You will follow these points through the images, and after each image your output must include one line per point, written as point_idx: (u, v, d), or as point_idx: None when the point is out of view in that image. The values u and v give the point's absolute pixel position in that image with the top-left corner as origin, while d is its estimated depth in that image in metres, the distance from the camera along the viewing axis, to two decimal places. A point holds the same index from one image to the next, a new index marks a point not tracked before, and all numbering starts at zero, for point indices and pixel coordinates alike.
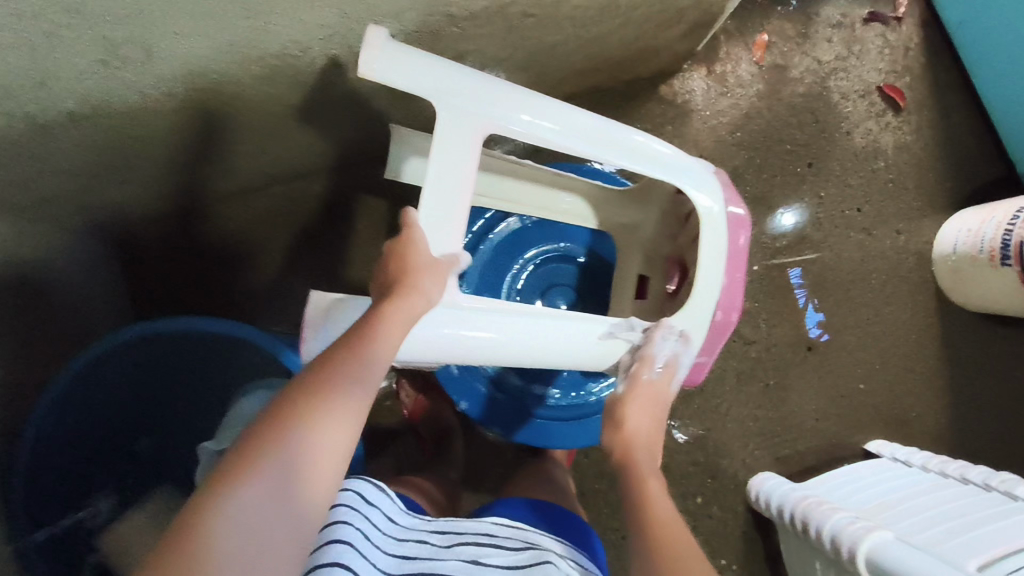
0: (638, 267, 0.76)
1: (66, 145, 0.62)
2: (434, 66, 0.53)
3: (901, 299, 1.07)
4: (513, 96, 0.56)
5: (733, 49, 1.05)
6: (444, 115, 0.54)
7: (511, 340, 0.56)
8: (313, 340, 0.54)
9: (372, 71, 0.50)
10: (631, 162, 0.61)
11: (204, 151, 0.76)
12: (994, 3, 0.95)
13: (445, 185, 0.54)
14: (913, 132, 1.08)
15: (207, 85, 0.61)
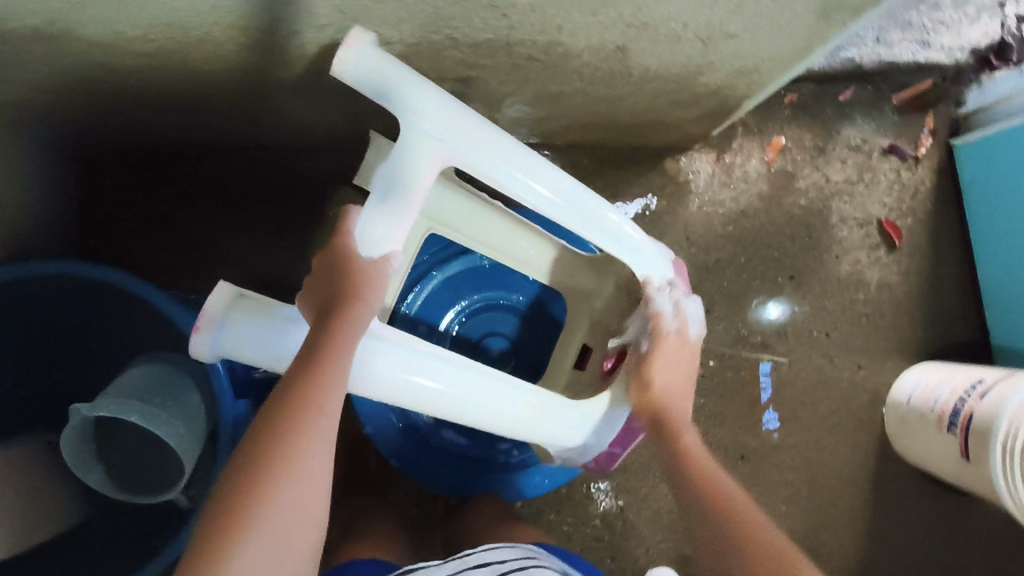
0: (584, 336, 0.75)
1: (29, 58, 0.59)
2: (411, 83, 0.52)
3: (845, 433, 1.04)
4: (483, 134, 0.55)
5: (747, 144, 1.04)
6: (408, 135, 0.53)
7: (450, 397, 0.54)
8: (206, 337, 0.51)
9: (342, 68, 0.49)
10: (587, 230, 0.60)
11: (182, 97, 0.73)
12: (1014, 172, 0.94)
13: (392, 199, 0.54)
14: (901, 273, 1.06)
15: (187, 39, 0.58)
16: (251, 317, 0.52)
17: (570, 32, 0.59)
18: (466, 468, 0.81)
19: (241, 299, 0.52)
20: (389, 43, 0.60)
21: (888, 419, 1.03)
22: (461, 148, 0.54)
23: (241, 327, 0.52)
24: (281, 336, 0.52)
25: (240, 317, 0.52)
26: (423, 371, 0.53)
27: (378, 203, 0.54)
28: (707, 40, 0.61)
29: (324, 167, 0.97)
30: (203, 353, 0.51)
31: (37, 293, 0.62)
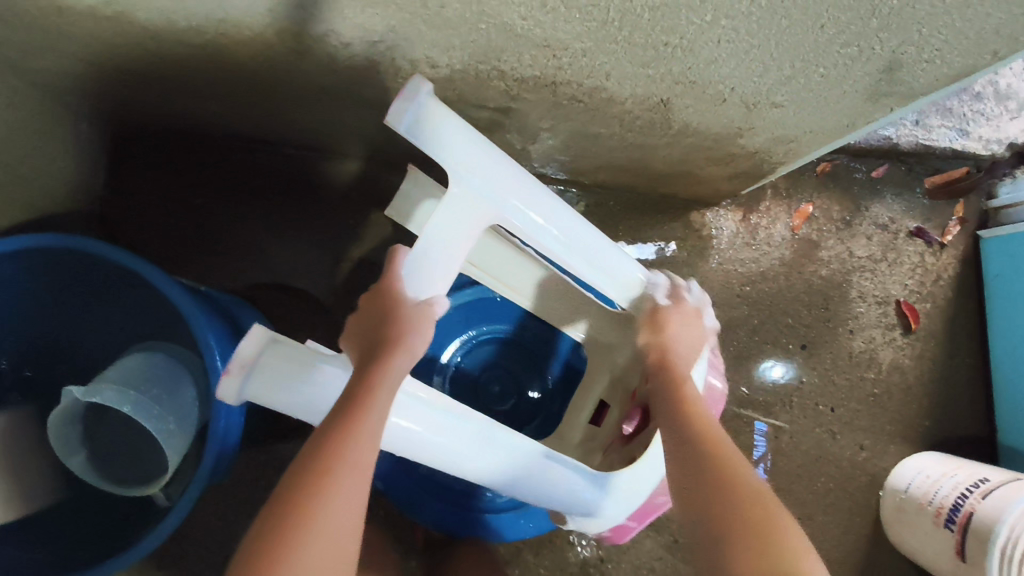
0: (602, 392, 0.73)
1: (81, 31, 0.60)
2: (464, 140, 0.54)
3: (838, 513, 1.02)
4: (531, 195, 0.57)
5: (775, 208, 1.04)
6: (456, 189, 0.55)
7: (437, 443, 0.54)
8: (235, 382, 0.51)
9: (400, 120, 0.50)
10: (620, 292, 0.64)
11: (220, 87, 0.73)
12: None
13: (439, 249, 0.56)
14: (913, 358, 1.05)
15: (238, 37, 0.59)
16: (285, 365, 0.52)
17: (616, 80, 0.58)
18: (451, 502, 0.79)
19: (276, 345, 0.52)
20: (437, 65, 0.60)
21: (883, 504, 1.00)
22: (506, 207, 0.56)
23: (273, 374, 0.52)
24: (313, 386, 0.52)
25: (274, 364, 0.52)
26: (406, 414, 0.53)
27: (425, 251, 0.56)
28: (751, 105, 0.61)
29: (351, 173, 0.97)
30: (231, 397, 0.51)
31: (51, 262, 0.61)
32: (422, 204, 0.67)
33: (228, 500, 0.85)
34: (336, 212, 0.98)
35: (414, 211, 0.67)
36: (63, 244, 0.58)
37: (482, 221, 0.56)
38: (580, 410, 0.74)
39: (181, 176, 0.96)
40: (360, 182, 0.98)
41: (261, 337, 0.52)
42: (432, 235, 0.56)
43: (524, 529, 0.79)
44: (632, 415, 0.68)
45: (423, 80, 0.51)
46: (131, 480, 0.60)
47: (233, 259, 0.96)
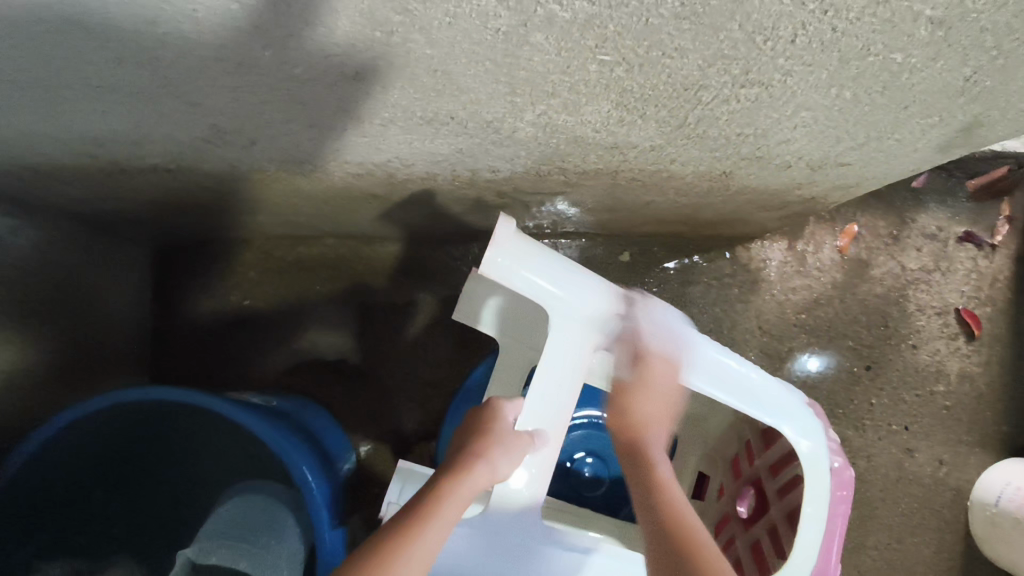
0: (698, 463, 0.73)
1: (139, 182, 0.60)
2: (553, 269, 0.55)
3: (928, 533, 1.00)
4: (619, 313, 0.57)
5: (820, 232, 1.02)
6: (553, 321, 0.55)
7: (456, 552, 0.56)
8: None
9: (492, 266, 0.53)
10: (736, 397, 0.58)
11: (267, 203, 0.73)
12: None
13: (550, 381, 0.55)
14: (981, 364, 1.03)
15: (297, 171, 0.59)
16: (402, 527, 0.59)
17: (681, 164, 0.58)
18: None
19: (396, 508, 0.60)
20: (498, 170, 0.59)
21: (974, 519, 0.98)
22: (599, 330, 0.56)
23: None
24: None
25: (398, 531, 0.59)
26: None
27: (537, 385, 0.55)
28: (817, 166, 0.60)
29: (396, 257, 0.97)
30: None
31: (140, 409, 0.61)
32: (490, 302, 0.67)
33: None
34: (384, 296, 0.97)
35: (482, 311, 0.67)
36: (153, 396, 0.58)
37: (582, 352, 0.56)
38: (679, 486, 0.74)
39: (226, 282, 0.95)
40: (405, 265, 0.98)
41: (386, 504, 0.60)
42: (543, 369, 0.55)
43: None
44: (745, 495, 0.67)
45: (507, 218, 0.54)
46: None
47: (288, 355, 0.96)
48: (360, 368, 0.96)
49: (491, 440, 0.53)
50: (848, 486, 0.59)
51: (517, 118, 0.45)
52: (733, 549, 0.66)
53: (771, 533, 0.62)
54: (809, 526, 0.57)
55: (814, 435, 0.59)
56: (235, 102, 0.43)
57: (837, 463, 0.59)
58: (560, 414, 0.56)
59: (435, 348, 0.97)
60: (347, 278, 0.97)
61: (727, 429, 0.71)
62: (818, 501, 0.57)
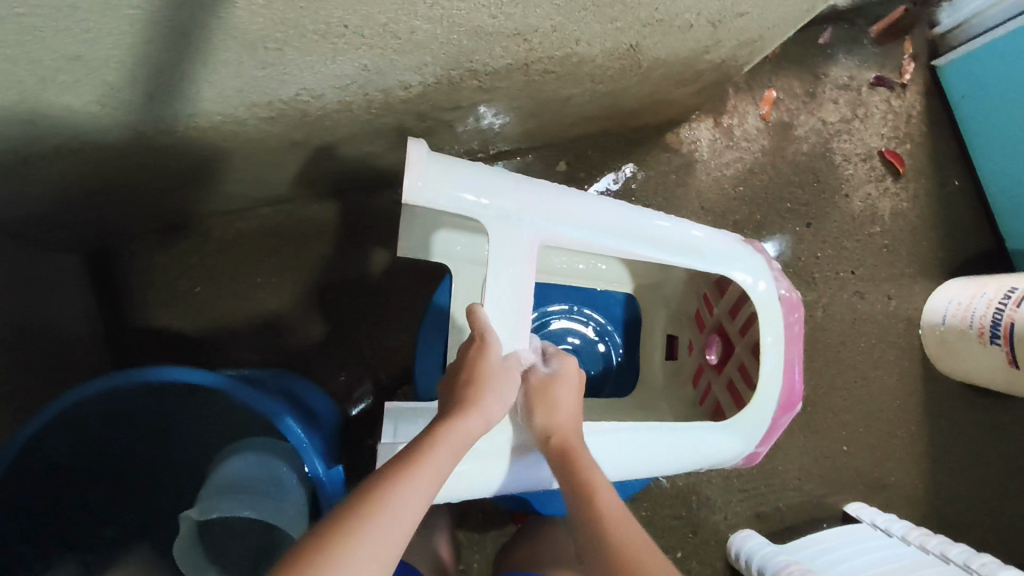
0: (666, 327, 0.79)
1: (46, 171, 0.58)
2: (480, 181, 0.54)
3: (888, 363, 1.07)
4: (558, 202, 0.57)
5: (741, 103, 1.05)
6: (491, 227, 0.55)
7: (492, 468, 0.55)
8: None
9: (415, 193, 0.52)
10: (682, 256, 0.62)
11: (188, 174, 0.71)
12: (999, 80, 0.97)
13: (511, 286, 0.55)
14: (910, 200, 1.09)
15: (208, 125, 0.57)
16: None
17: (587, 43, 0.59)
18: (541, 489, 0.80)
19: None
20: (411, 85, 0.59)
21: (926, 342, 1.06)
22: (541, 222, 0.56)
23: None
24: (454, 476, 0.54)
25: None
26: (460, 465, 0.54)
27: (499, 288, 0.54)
28: (717, 22, 0.62)
29: (337, 212, 0.97)
30: None
31: (103, 407, 0.60)
32: (433, 236, 0.71)
33: None
34: (334, 252, 0.96)
35: (430, 245, 0.71)
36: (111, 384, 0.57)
37: (526, 250, 0.56)
38: (653, 351, 0.79)
39: (171, 271, 0.94)
40: (349, 218, 0.97)
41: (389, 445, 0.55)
42: (494, 280, 0.54)
43: (631, 486, 0.80)
44: (711, 343, 0.71)
45: (416, 138, 0.52)
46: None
47: (250, 331, 0.95)
48: (327, 331, 0.96)
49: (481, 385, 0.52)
50: (798, 308, 0.64)
51: (410, 15, 0.45)
52: (710, 396, 0.70)
53: (741, 370, 0.66)
54: (771, 357, 0.62)
55: (761, 272, 0.64)
56: (120, 49, 0.42)
57: (783, 290, 0.64)
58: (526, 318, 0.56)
59: (396, 292, 0.97)
60: (292, 243, 0.96)
61: (684, 289, 0.76)
62: (776, 330, 0.62)
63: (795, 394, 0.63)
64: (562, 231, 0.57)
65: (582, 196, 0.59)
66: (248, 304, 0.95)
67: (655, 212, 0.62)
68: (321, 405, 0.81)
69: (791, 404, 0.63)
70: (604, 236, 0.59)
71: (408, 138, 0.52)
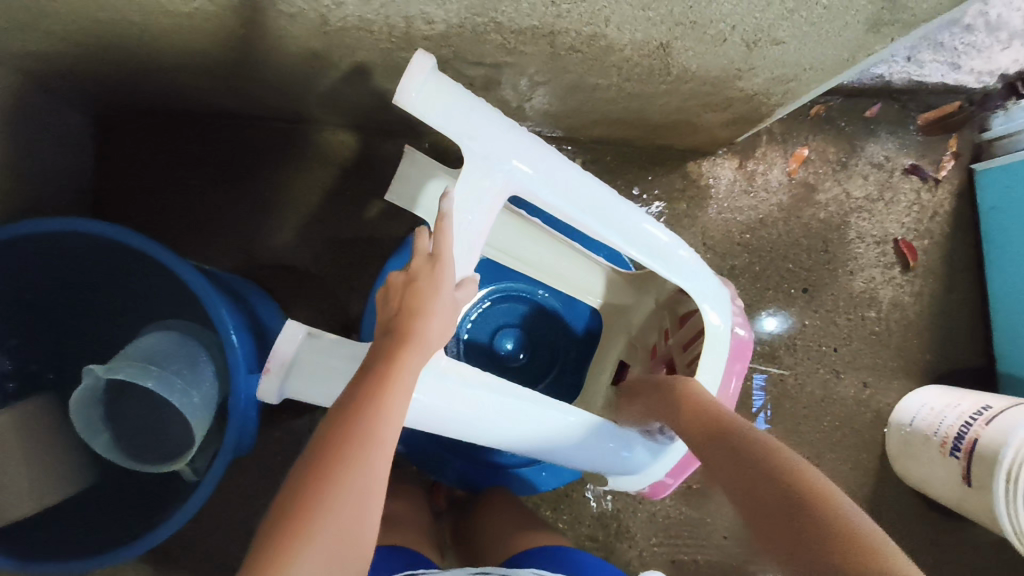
0: (620, 354, 0.78)
1: (61, 5, 0.59)
2: (473, 113, 0.53)
3: (845, 450, 1.05)
4: (544, 163, 0.56)
5: (771, 153, 1.03)
6: (472, 160, 0.54)
7: (479, 420, 0.57)
8: (274, 379, 0.53)
9: (408, 100, 0.50)
10: (650, 257, 0.62)
11: (200, 59, 0.71)
12: None
13: (469, 218, 0.55)
14: (913, 295, 1.06)
15: (225, 4, 0.57)
16: (334, 340, 0.54)
17: (616, 26, 0.58)
18: (477, 467, 0.82)
19: (310, 341, 0.53)
20: (433, 21, 0.59)
21: (889, 439, 1.03)
22: (523, 175, 0.56)
23: (319, 360, 0.54)
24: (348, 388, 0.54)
25: (320, 352, 0.54)
26: (450, 404, 0.55)
27: (459, 218, 0.54)
28: (752, 44, 0.61)
29: (344, 144, 0.96)
30: (270, 393, 0.53)
31: (65, 249, 0.60)
32: (426, 185, 0.68)
33: (247, 479, 0.85)
34: (330, 183, 0.96)
35: (419, 193, 0.69)
36: (75, 229, 0.57)
37: (498, 194, 0.55)
38: (603, 370, 0.79)
39: (171, 156, 0.94)
40: (355, 154, 0.96)
41: (295, 330, 0.53)
42: (458, 208, 0.54)
43: (548, 481, 0.81)
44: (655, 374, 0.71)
45: (427, 51, 0.51)
46: (126, 458, 0.59)
47: (228, 236, 0.94)
48: (302, 257, 0.95)
49: (429, 311, 0.50)
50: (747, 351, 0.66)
51: None
52: None
53: None
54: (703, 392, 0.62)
55: (723, 308, 0.64)
56: None
57: (740, 330, 0.65)
58: (474, 253, 0.56)
59: (380, 239, 0.97)
60: (293, 162, 0.95)
61: (647, 318, 0.75)
62: (717, 366, 0.63)
63: None
64: (538, 192, 0.57)
65: (569, 168, 0.58)
66: (233, 209, 0.95)
67: (637, 207, 0.61)
68: (269, 317, 0.80)
69: None
70: (577, 210, 0.58)
71: (418, 49, 0.51)
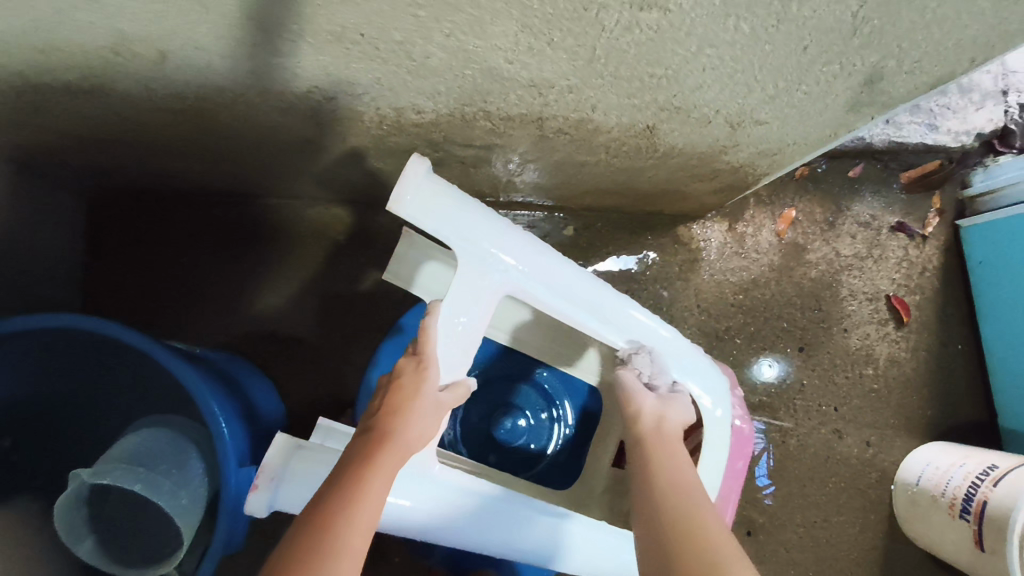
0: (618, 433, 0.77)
1: (57, 108, 0.60)
2: (467, 216, 0.53)
3: (853, 513, 1.03)
4: (539, 261, 0.56)
5: (759, 215, 1.05)
6: (463, 260, 0.54)
7: (460, 526, 0.56)
8: (263, 496, 0.52)
9: (401, 205, 0.51)
10: (643, 350, 0.62)
11: (180, 144, 0.71)
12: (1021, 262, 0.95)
13: (462, 318, 0.55)
14: (908, 351, 1.06)
15: (216, 100, 0.58)
16: (322, 446, 0.54)
17: (603, 112, 0.59)
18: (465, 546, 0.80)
19: (299, 451, 0.53)
20: (423, 111, 0.60)
21: (896, 500, 1.01)
22: (515, 273, 0.56)
23: (310, 470, 0.53)
24: None
25: (308, 457, 0.53)
26: (426, 508, 0.55)
27: (451, 321, 0.55)
28: (736, 124, 0.62)
29: (333, 216, 0.96)
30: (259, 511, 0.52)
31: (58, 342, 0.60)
32: (423, 266, 0.68)
33: (241, 567, 0.83)
34: (322, 257, 0.96)
35: (415, 274, 0.69)
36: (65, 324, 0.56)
37: (493, 295, 0.56)
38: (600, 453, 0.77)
39: (164, 235, 0.94)
40: (347, 228, 0.96)
41: (286, 441, 0.53)
42: (451, 307, 0.55)
43: None
44: None
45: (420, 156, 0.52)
46: (109, 562, 0.57)
47: (219, 313, 0.94)
48: (295, 333, 0.94)
49: (409, 413, 0.51)
50: (747, 441, 0.66)
51: (425, 40, 0.46)
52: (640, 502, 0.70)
53: None
54: (707, 479, 0.63)
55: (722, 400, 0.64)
56: (137, 2, 0.42)
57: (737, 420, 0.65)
58: (468, 353, 0.56)
59: (373, 311, 0.96)
60: (285, 238, 0.95)
61: None
62: (718, 458, 0.63)
63: (722, 528, 0.66)
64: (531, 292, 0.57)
65: (565, 265, 0.58)
66: (228, 287, 0.95)
67: (630, 300, 0.62)
68: (264, 399, 0.79)
69: None
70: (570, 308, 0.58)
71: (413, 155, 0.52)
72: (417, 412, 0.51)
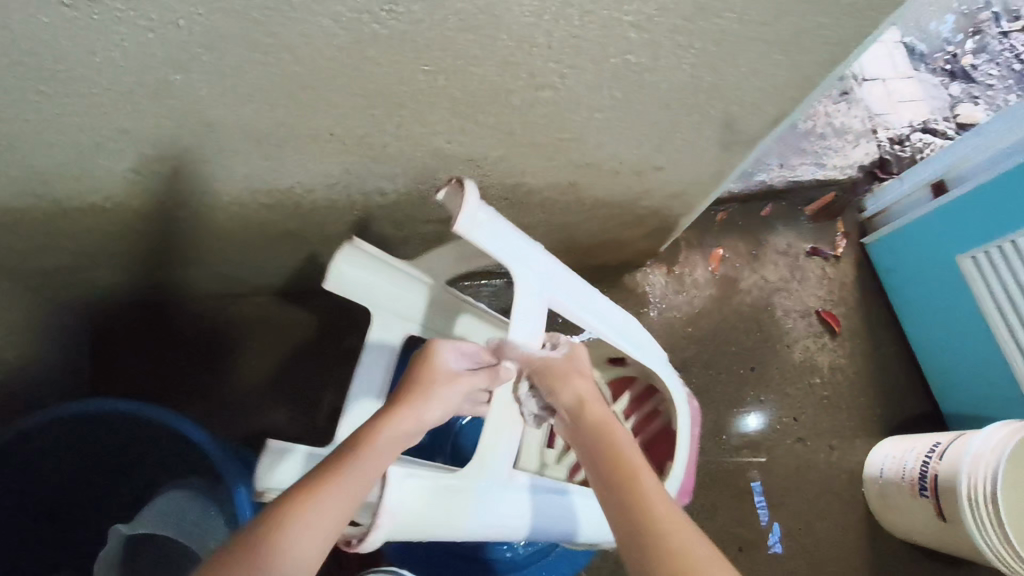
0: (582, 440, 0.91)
1: (79, 231, 0.71)
2: (515, 240, 0.62)
3: (833, 514, 1.09)
4: (564, 276, 0.68)
5: (691, 257, 1.19)
6: (521, 278, 0.63)
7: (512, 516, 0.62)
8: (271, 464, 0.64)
9: (469, 229, 0.57)
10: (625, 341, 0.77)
11: (179, 253, 0.82)
12: (922, 271, 1.10)
13: (529, 326, 0.64)
14: (847, 357, 1.18)
15: (215, 206, 0.71)
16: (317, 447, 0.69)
17: (531, 175, 0.74)
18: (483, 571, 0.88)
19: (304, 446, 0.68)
20: (386, 192, 0.73)
21: (868, 495, 1.09)
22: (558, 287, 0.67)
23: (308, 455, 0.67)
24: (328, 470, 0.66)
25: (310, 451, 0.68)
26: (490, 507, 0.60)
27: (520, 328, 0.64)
28: (639, 172, 0.77)
29: (316, 306, 1.07)
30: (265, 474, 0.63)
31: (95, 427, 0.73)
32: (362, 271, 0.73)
33: None
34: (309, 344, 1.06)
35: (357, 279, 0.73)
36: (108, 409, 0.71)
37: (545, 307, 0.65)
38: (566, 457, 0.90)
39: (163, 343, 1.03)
40: (329, 316, 1.07)
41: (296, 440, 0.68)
42: (521, 316, 0.64)
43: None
44: None
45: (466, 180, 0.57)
46: None
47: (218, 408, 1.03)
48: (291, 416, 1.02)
49: (418, 395, 0.60)
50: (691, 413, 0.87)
51: (382, 132, 0.60)
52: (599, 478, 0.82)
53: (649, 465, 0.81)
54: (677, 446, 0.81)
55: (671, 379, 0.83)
56: (159, 128, 0.55)
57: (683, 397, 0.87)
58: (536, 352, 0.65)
59: None
60: (274, 332, 1.06)
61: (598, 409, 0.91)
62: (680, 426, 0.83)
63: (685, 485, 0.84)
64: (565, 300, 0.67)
65: (577, 280, 0.71)
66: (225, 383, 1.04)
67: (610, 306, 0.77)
68: None
69: (684, 491, 0.84)
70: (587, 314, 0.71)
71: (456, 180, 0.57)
72: (418, 400, 0.60)
